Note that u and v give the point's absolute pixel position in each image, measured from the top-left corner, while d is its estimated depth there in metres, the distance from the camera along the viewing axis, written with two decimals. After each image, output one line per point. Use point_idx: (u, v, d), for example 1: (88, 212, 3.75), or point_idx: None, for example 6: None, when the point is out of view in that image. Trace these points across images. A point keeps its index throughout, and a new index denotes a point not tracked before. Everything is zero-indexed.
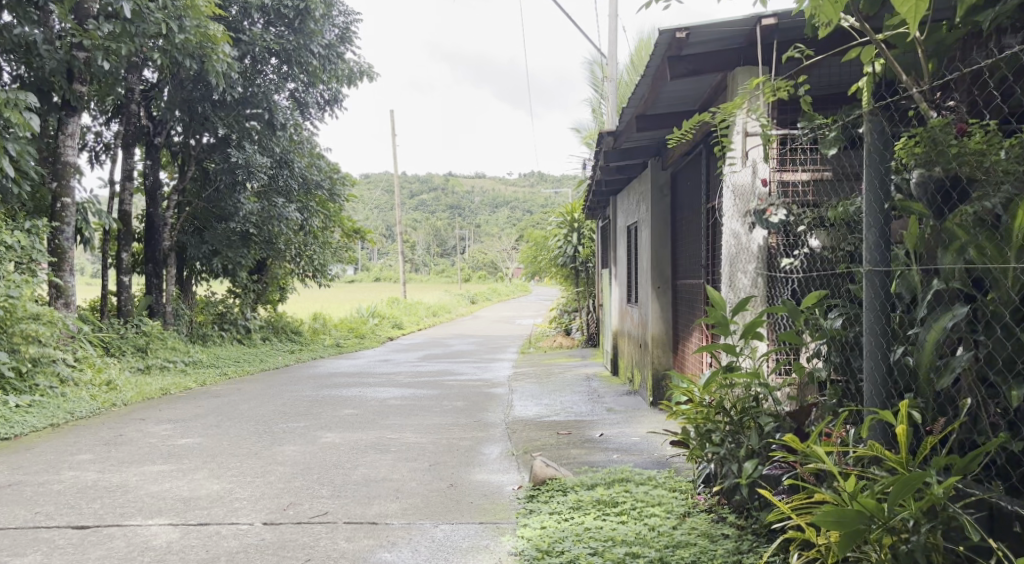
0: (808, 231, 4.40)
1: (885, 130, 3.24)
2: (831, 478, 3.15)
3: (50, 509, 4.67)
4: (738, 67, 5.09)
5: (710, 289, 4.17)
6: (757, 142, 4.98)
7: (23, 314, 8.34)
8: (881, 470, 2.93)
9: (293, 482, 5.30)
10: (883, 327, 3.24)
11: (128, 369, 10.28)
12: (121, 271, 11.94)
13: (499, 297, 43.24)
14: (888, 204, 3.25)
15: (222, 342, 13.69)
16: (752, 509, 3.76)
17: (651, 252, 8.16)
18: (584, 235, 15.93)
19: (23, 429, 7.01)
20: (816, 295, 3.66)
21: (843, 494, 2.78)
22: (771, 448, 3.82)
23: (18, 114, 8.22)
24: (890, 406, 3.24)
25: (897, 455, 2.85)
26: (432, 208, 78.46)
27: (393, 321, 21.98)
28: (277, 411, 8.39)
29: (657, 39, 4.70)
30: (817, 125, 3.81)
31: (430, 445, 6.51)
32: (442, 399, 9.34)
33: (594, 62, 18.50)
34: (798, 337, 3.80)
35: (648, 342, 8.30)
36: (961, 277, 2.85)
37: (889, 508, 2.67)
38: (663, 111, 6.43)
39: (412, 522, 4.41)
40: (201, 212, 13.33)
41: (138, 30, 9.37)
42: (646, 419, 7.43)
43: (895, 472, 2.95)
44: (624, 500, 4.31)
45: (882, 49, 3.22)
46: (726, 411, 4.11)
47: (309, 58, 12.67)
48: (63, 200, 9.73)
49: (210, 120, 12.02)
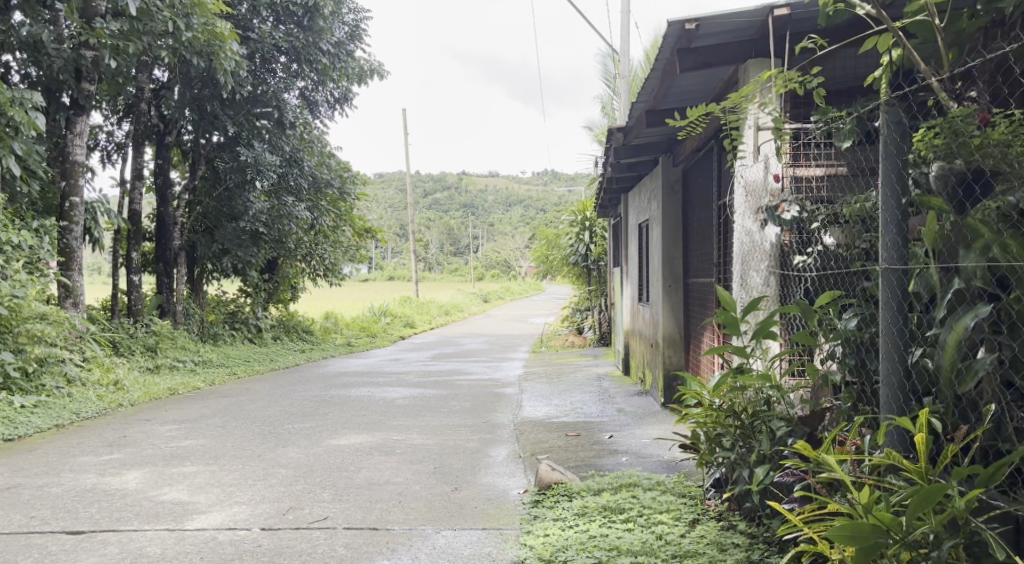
0: (823, 228, 4.28)
1: (903, 121, 3.12)
2: (845, 487, 3.00)
3: (46, 513, 4.59)
4: (749, 59, 4.94)
5: (720, 289, 4.02)
6: (770, 137, 4.85)
7: (29, 315, 8.26)
8: (899, 481, 2.79)
9: (295, 485, 5.20)
10: (901, 327, 3.10)
11: (136, 368, 10.21)
12: (131, 271, 11.88)
13: (511, 295, 43.11)
14: (906, 199, 3.12)
15: (232, 342, 13.62)
16: (763, 516, 3.64)
17: (662, 250, 8.01)
18: (596, 234, 15.78)
19: (27, 430, 6.94)
20: (829, 294, 3.53)
21: (858, 506, 2.63)
22: (783, 455, 3.66)
23: (23, 113, 8.09)
24: (908, 410, 3.11)
25: (916, 464, 2.70)
26: (446, 208, 78.42)
27: (404, 319, 21.87)
28: (284, 412, 8.31)
29: (665, 31, 4.56)
30: (831, 118, 3.66)
31: (436, 447, 6.40)
32: (451, 399, 9.22)
33: (606, 58, 18.32)
34: (812, 339, 3.68)
35: (660, 342, 8.16)
36: (983, 277, 2.71)
37: (908, 523, 2.52)
38: (673, 105, 6.26)
39: (414, 528, 4.30)
40: (211, 211, 13.25)
41: (145, 28, 9.23)
42: (656, 420, 7.30)
43: (913, 483, 2.81)
44: (630, 507, 4.17)
45: (899, 37, 3.06)
46: (737, 415, 3.97)
47: (319, 56, 12.55)
48: (71, 200, 9.65)
49: (219, 119, 11.89)
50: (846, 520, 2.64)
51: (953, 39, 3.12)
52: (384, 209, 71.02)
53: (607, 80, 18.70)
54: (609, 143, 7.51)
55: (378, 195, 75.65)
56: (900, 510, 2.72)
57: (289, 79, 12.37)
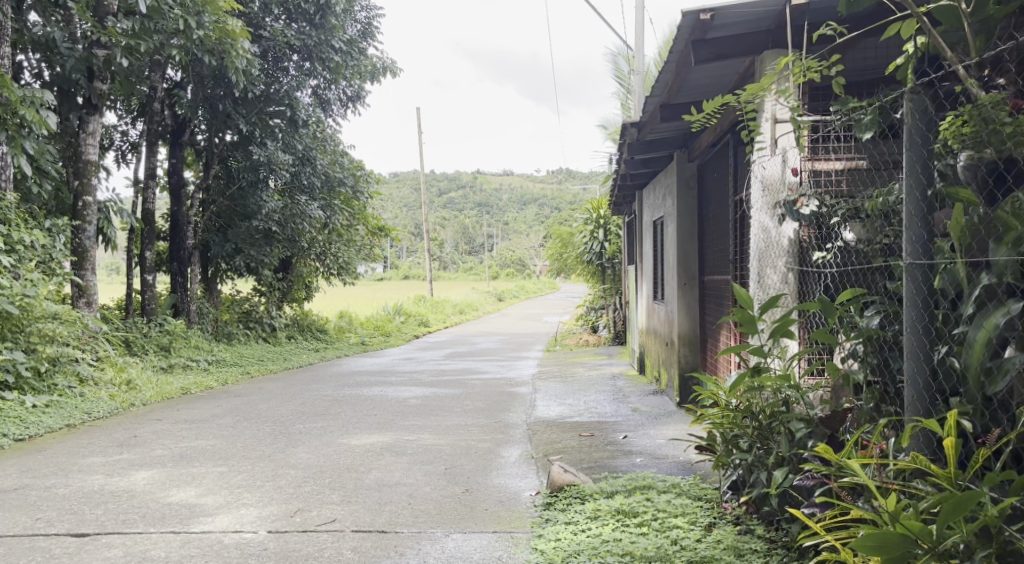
0: (843, 224, 4.13)
1: (928, 110, 2.98)
2: (869, 492, 2.85)
3: (52, 515, 4.53)
4: (765, 50, 4.83)
5: (736, 286, 3.88)
6: (788, 128, 4.73)
7: (41, 314, 8.19)
8: (927, 486, 2.64)
9: (304, 487, 5.12)
10: (925, 323, 2.97)
11: (150, 368, 10.15)
12: (145, 270, 11.82)
13: (526, 295, 42.90)
14: (932, 190, 2.97)
15: (247, 341, 13.56)
16: (782, 520, 3.54)
17: (677, 248, 7.89)
18: (610, 231, 15.63)
19: (38, 430, 6.90)
20: (851, 292, 3.41)
21: (885, 513, 2.49)
22: (803, 457, 3.54)
23: (34, 112, 7.93)
24: (934, 413, 2.97)
25: (945, 469, 2.56)
26: (460, 206, 78.42)
27: (418, 318, 21.76)
28: (295, 411, 8.24)
29: (680, 21, 4.45)
30: (852, 109, 3.62)
31: (448, 447, 6.30)
32: (464, 399, 9.13)
33: (620, 55, 18.24)
34: (832, 337, 3.55)
35: (675, 342, 8.05)
36: (1015, 272, 2.58)
37: (939, 531, 2.38)
38: (687, 99, 6.15)
39: (423, 530, 4.21)
40: (225, 211, 13.18)
41: (156, 26, 9.12)
42: (672, 420, 7.17)
43: (942, 488, 2.67)
44: (645, 510, 4.05)
45: (922, 23, 2.95)
46: (754, 415, 3.85)
47: (331, 53, 12.44)
48: (85, 199, 9.56)
49: (232, 119, 11.79)
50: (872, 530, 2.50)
51: (979, 28, 3.01)
52: (399, 209, 71.04)
53: (620, 77, 18.54)
54: (623, 138, 7.42)
55: (393, 195, 75.66)
56: (929, 517, 2.57)
57: (301, 77, 12.24)
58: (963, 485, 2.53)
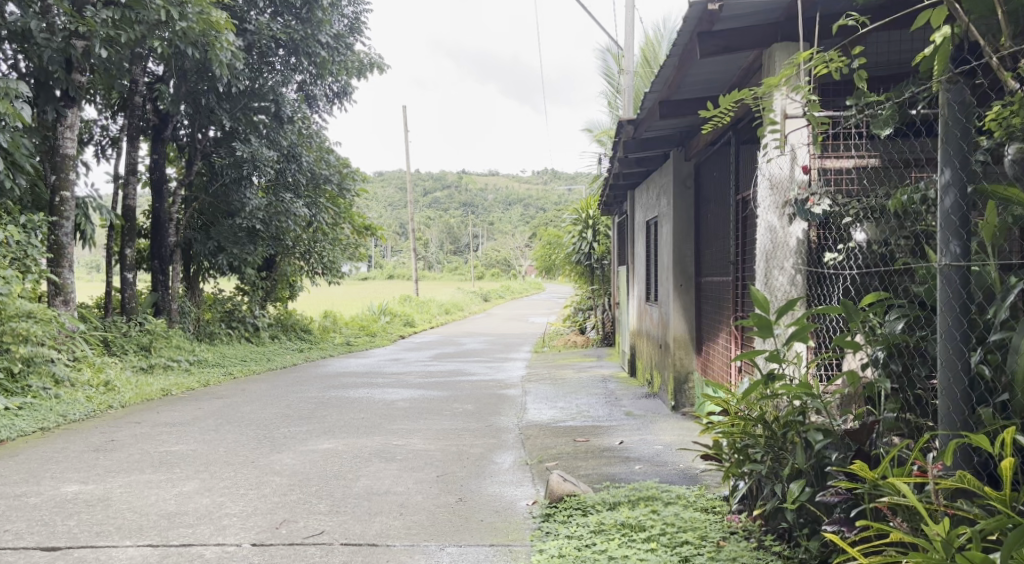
0: (855, 224, 3.93)
1: (967, 101, 2.79)
2: (911, 516, 2.70)
3: (20, 527, 4.27)
4: (775, 43, 4.60)
5: (752, 289, 3.67)
6: (798, 123, 4.51)
7: (14, 313, 7.92)
8: (979, 508, 2.49)
9: (290, 495, 4.88)
10: (963, 330, 2.79)
11: (128, 368, 9.86)
12: (125, 268, 11.49)
13: (512, 295, 42.63)
14: (971, 187, 2.78)
15: (229, 341, 13.29)
16: (798, 536, 3.36)
17: (675, 247, 7.66)
18: (599, 232, 15.43)
19: (10, 433, 6.63)
20: (875, 296, 3.22)
21: (936, 541, 2.33)
22: (823, 468, 3.34)
23: (8, 104, 7.63)
24: (973, 425, 2.79)
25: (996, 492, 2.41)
26: (444, 205, 78.07)
27: (404, 319, 21.46)
28: (279, 414, 7.97)
29: (687, 12, 4.27)
30: (871, 103, 3.44)
31: (438, 453, 6.08)
32: (453, 401, 8.89)
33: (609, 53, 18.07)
34: (853, 342, 3.34)
35: (670, 343, 7.83)
36: None
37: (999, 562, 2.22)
38: (688, 96, 5.96)
39: (416, 544, 3.99)
40: (207, 208, 12.88)
41: (138, 18, 8.81)
42: (669, 426, 6.97)
43: (994, 510, 2.51)
44: (652, 524, 3.85)
45: (958, 12, 2.76)
46: (767, 423, 3.64)
47: (318, 48, 12.12)
48: (62, 194, 9.24)
49: (215, 113, 11.44)
50: (922, 557, 2.35)
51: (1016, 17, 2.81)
52: (384, 209, 70.64)
53: (610, 77, 18.36)
54: (619, 135, 7.23)
55: (378, 195, 75.27)
56: (983, 543, 2.41)
57: (287, 73, 11.98)
58: (1020, 509, 2.38)
